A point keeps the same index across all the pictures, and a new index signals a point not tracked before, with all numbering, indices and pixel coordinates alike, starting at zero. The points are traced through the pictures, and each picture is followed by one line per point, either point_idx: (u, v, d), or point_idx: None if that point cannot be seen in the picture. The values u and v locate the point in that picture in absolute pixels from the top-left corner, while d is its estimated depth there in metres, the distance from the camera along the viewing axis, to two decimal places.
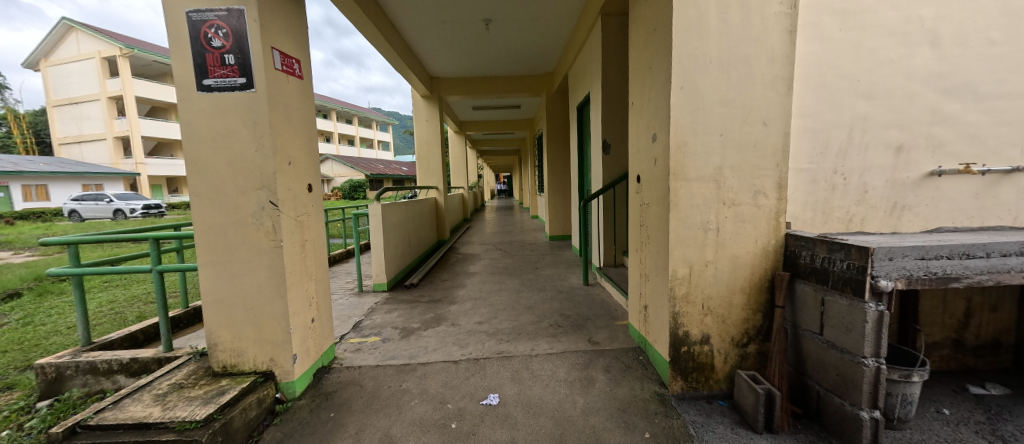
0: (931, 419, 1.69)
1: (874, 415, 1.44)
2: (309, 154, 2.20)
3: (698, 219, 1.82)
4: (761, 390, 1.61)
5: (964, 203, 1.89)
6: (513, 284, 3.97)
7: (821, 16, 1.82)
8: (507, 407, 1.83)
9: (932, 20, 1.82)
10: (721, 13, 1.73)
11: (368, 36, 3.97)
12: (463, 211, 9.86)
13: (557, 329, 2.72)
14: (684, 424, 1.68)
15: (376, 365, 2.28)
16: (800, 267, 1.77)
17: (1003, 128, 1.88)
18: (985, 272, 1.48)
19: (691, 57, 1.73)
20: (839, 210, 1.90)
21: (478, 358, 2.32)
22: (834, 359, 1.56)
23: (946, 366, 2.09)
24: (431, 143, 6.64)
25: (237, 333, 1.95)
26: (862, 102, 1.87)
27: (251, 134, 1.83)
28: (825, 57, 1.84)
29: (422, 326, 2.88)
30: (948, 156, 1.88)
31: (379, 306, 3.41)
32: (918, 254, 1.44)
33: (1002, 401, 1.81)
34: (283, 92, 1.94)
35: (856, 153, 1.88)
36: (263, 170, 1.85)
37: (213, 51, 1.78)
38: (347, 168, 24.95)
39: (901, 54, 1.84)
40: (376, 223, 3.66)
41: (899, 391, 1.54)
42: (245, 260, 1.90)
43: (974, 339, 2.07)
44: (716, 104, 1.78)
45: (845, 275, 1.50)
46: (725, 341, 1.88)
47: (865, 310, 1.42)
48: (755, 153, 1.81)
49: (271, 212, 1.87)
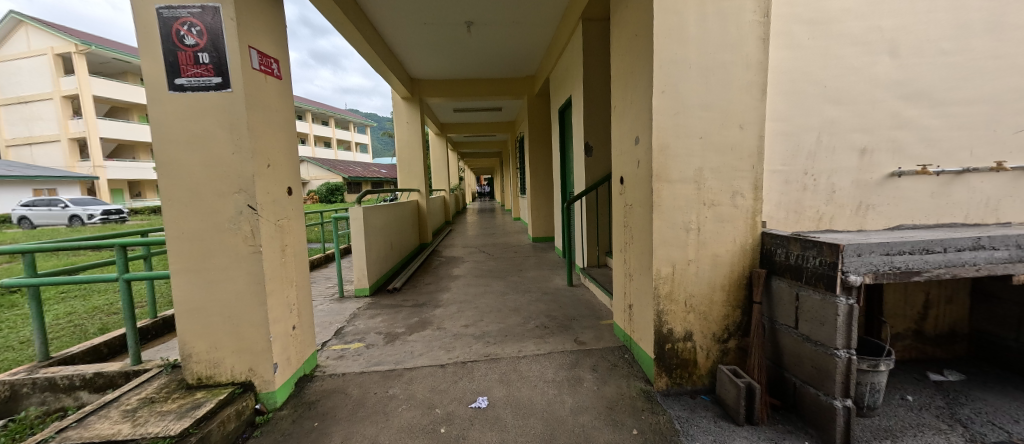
0: (898, 405, 1.80)
1: (846, 403, 1.51)
2: (289, 157, 2.14)
3: (680, 219, 1.88)
4: (742, 383, 1.67)
5: (921, 202, 2.03)
6: (499, 286, 3.96)
7: (792, 25, 1.91)
8: (497, 409, 1.83)
9: (891, 30, 1.94)
10: (700, 21, 1.79)
11: (346, 36, 3.89)
12: (445, 214, 9.85)
13: (544, 330, 2.74)
14: (670, 419, 1.73)
15: (361, 372, 2.23)
16: (775, 264, 1.85)
17: (956, 131, 2.02)
18: (943, 266, 1.58)
19: (672, 63, 1.79)
20: (810, 209, 2.00)
21: (466, 361, 2.31)
22: (809, 352, 1.64)
23: (908, 355, 2.23)
24: (413, 144, 6.56)
25: (214, 343, 1.87)
26: (830, 107, 1.97)
27: (227, 136, 1.76)
28: (797, 64, 1.93)
29: (407, 331, 2.83)
30: (906, 158, 2.01)
31: (361, 311, 3.33)
32: (884, 250, 1.53)
33: (959, 387, 1.94)
34: (261, 92, 1.88)
35: (824, 156, 1.98)
36: (241, 173, 1.78)
37: (186, 50, 1.72)
38: (325, 171, 24.35)
39: (864, 62, 1.96)
40: (358, 226, 3.58)
41: (869, 380, 1.63)
42: (221, 266, 1.82)
43: (933, 329, 2.21)
44: (696, 109, 1.84)
45: (819, 271, 1.58)
46: (707, 337, 1.94)
47: (837, 304, 1.50)
48: (732, 155, 1.89)
49: (250, 216, 1.80)
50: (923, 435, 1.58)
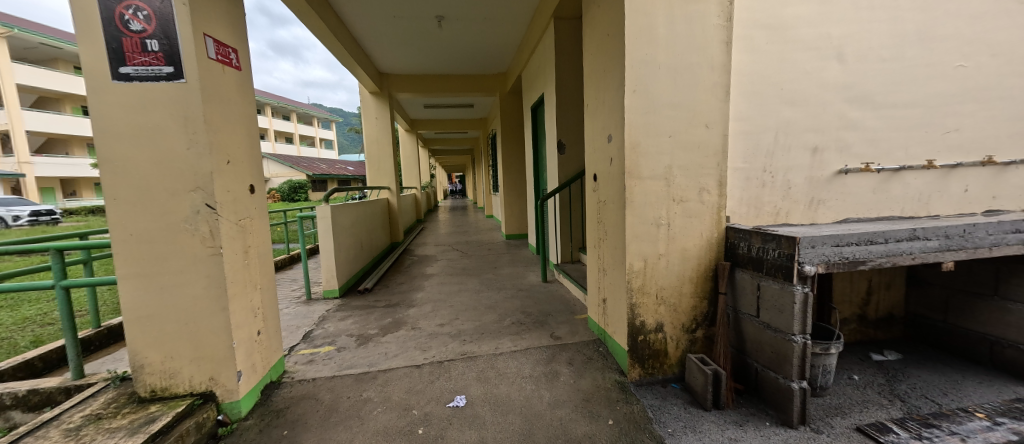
0: (846, 384, 1.96)
1: (802, 385, 1.63)
2: (251, 153, 2.02)
3: (651, 215, 1.94)
4: (709, 370, 1.76)
5: (865, 197, 2.21)
6: (473, 284, 3.94)
7: (752, 30, 2.01)
8: (475, 407, 1.82)
9: (838, 37, 2.09)
10: (669, 23, 1.86)
11: (310, 27, 3.71)
12: (417, 212, 9.66)
13: (520, 326, 2.76)
14: (644, 408, 1.79)
15: (333, 376, 2.16)
16: (738, 256, 1.95)
17: (894, 132, 2.21)
18: (885, 255, 1.72)
19: (643, 63, 1.84)
20: (769, 205, 2.12)
21: (442, 360, 2.29)
22: (769, 338, 1.74)
23: (853, 338, 2.43)
24: (383, 141, 6.37)
25: (170, 352, 1.74)
26: (786, 109, 2.10)
27: (181, 130, 1.64)
28: (756, 67, 2.04)
29: (380, 332, 2.76)
30: (852, 157, 2.18)
31: (331, 314, 3.21)
32: (834, 241, 1.65)
33: (897, 365, 2.14)
34: (218, 83, 1.76)
35: (781, 154, 2.11)
36: (197, 169, 1.66)
37: (132, 36, 1.58)
38: (288, 168, 23.22)
39: (816, 67, 2.10)
40: (325, 225, 3.44)
41: (821, 362, 1.77)
42: (176, 270, 1.70)
43: (875, 314, 2.42)
44: (665, 108, 1.90)
45: (777, 262, 1.69)
46: (677, 328, 2.03)
47: (794, 292, 1.61)
48: (699, 153, 1.97)
49: (208, 216, 1.69)
50: (868, 410, 1.73)
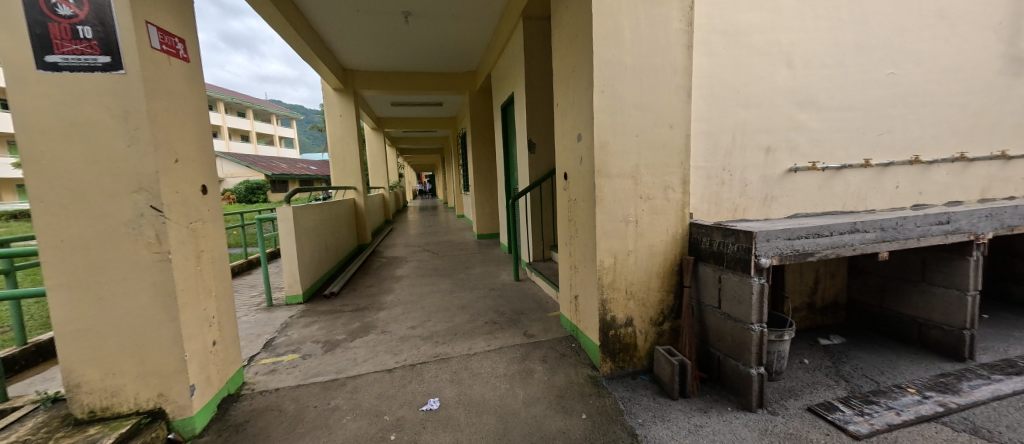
0: (797, 368, 2.10)
1: (760, 370, 1.73)
2: (202, 152, 1.89)
3: (620, 212, 2.00)
4: (676, 360, 1.84)
5: (811, 194, 2.38)
6: (445, 285, 3.89)
7: (711, 36, 2.11)
8: (448, 409, 1.80)
9: (787, 45, 2.24)
10: (633, 26, 1.91)
11: (266, 18, 3.52)
12: (385, 213, 9.41)
13: (493, 326, 2.75)
14: (615, 401, 1.84)
15: (298, 385, 2.06)
16: (701, 251, 2.04)
17: (836, 134, 2.39)
18: (830, 247, 1.86)
19: (610, 64, 1.89)
20: (728, 201, 2.24)
21: (414, 363, 2.24)
22: (729, 328, 1.84)
23: (803, 325, 2.62)
24: (348, 139, 6.15)
25: (112, 368, 1.59)
26: (742, 111, 2.22)
27: (120, 125, 1.50)
28: (715, 71, 2.15)
29: (348, 337, 2.67)
30: (800, 157, 2.34)
31: (294, 320, 3.06)
32: (786, 235, 1.76)
33: (841, 348, 2.33)
34: (164, 75, 1.63)
35: (738, 154, 2.24)
36: (141, 168, 1.53)
37: (61, 21, 1.44)
38: (245, 168, 21.91)
39: (767, 72, 2.24)
40: (287, 227, 3.28)
41: (776, 348, 1.89)
42: (117, 278, 1.56)
43: (821, 302, 2.62)
44: (632, 109, 1.96)
45: (737, 256, 1.78)
46: (645, 321, 2.10)
47: (751, 283, 1.70)
48: (663, 152, 2.04)
49: (154, 219, 1.56)
50: (817, 391, 1.87)
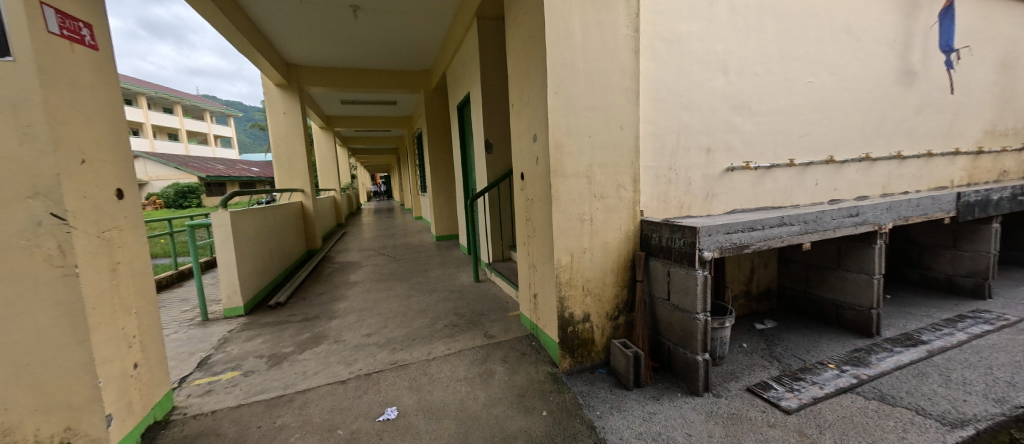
0: (737, 352, 2.28)
1: (705, 357, 1.85)
2: (117, 151, 1.68)
3: (576, 211, 2.05)
4: (630, 352, 1.92)
5: (747, 191, 2.59)
6: (402, 289, 3.77)
7: (656, 42, 2.23)
8: (407, 418, 1.74)
9: (723, 53, 2.42)
10: (584, 30, 1.97)
11: (195, 5, 3.21)
12: (336, 216, 8.95)
13: (452, 328, 2.71)
14: (575, 396, 1.88)
15: (239, 405, 1.89)
16: (651, 247, 2.15)
17: (766, 136, 2.62)
18: (762, 239, 2.04)
19: (562, 66, 1.93)
20: (674, 199, 2.38)
21: (370, 372, 2.15)
22: (678, 318, 1.95)
23: (742, 312, 2.84)
24: (295, 139, 5.78)
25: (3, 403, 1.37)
26: (685, 114, 2.37)
27: (8, 121, 1.30)
28: (660, 75, 2.27)
29: (297, 349, 2.50)
30: (736, 157, 2.54)
31: (235, 335, 2.82)
32: (725, 229, 1.90)
33: (774, 331, 2.56)
34: (65, 64, 1.43)
35: (682, 154, 2.38)
36: (37, 170, 1.33)
37: None
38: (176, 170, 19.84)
39: (707, 78, 2.40)
40: (224, 234, 3.01)
41: (719, 335, 2.03)
42: (8, 298, 1.34)
43: (757, 290, 2.86)
44: (584, 110, 2.02)
45: (683, 250, 1.89)
46: (602, 316, 2.17)
47: (696, 275, 1.82)
48: (615, 153, 2.12)
49: (56, 228, 1.37)
50: (754, 372, 2.04)
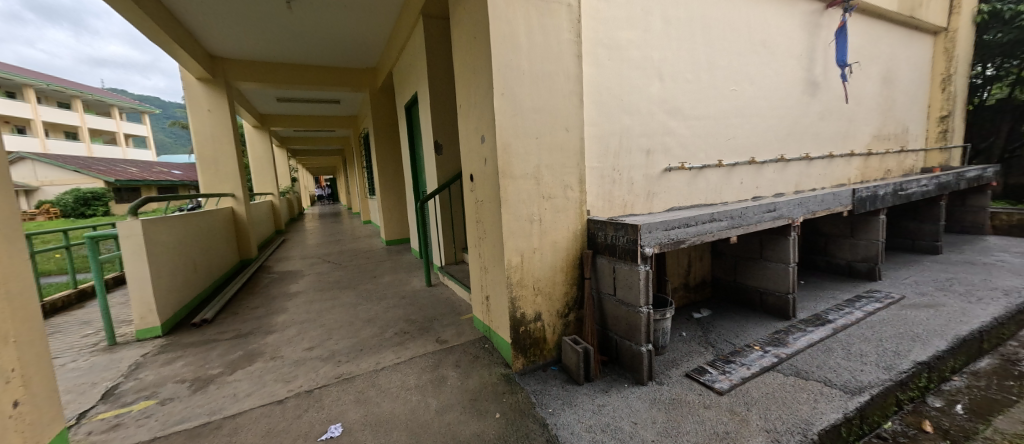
0: (677, 340, 2.44)
1: (648, 347, 1.95)
2: None
3: (524, 212, 2.07)
4: (580, 348, 1.97)
5: (682, 190, 2.78)
6: (350, 298, 3.58)
7: (597, 48, 2.32)
8: (352, 434, 1.65)
9: (659, 61, 2.58)
10: (528, 33, 2.00)
11: None
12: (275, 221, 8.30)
13: (403, 336, 2.62)
14: (528, 395, 1.89)
15: (154, 439, 1.68)
16: (598, 245, 2.23)
17: (699, 139, 2.83)
18: (697, 234, 2.19)
19: (508, 68, 1.94)
20: (618, 198, 2.49)
21: (312, 388, 2.01)
22: (623, 312, 2.04)
23: (682, 302, 3.04)
24: (225, 138, 5.28)
25: None
26: (626, 117, 2.49)
27: None
28: (602, 80, 2.36)
29: (227, 370, 2.28)
30: (673, 158, 2.71)
31: (150, 359, 2.50)
32: (664, 226, 2.02)
33: (709, 319, 2.77)
34: None
35: (624, 155, 2.49)
36: None
37: None
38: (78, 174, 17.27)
39: (645, 84, 2.55)
40: (135, 246, 2.67)
41: (660, 326, 2.15)
42: None
43: (694, 281, 3.08)
44: (531, 112, 2.05)
45: (626, 247, 1.98)
46: (553, 315, 2.21)
47: (638, 270, 1.91)
48: (561, 154, 2.17)
49: None
50: (692, 358, 2.19)
